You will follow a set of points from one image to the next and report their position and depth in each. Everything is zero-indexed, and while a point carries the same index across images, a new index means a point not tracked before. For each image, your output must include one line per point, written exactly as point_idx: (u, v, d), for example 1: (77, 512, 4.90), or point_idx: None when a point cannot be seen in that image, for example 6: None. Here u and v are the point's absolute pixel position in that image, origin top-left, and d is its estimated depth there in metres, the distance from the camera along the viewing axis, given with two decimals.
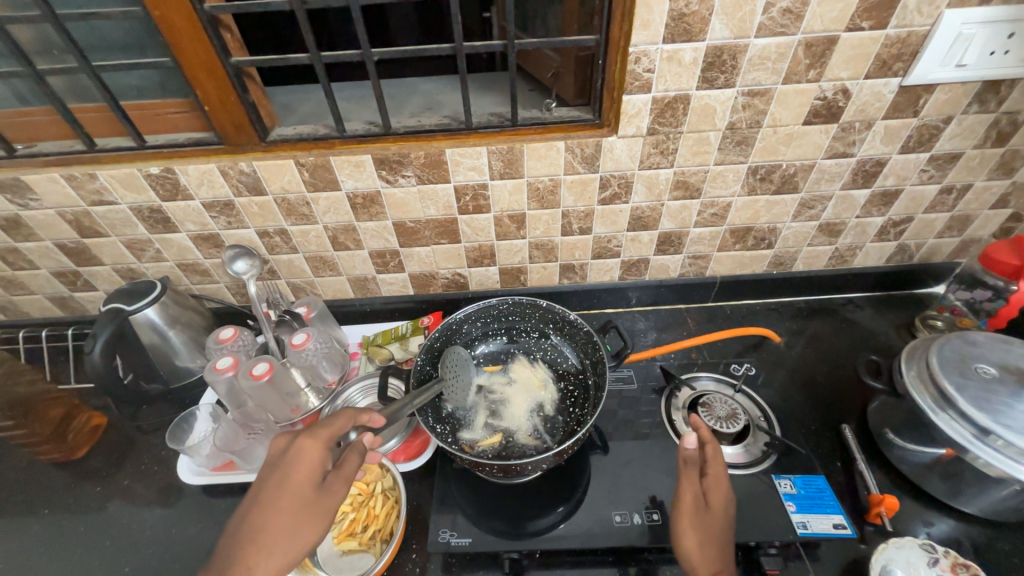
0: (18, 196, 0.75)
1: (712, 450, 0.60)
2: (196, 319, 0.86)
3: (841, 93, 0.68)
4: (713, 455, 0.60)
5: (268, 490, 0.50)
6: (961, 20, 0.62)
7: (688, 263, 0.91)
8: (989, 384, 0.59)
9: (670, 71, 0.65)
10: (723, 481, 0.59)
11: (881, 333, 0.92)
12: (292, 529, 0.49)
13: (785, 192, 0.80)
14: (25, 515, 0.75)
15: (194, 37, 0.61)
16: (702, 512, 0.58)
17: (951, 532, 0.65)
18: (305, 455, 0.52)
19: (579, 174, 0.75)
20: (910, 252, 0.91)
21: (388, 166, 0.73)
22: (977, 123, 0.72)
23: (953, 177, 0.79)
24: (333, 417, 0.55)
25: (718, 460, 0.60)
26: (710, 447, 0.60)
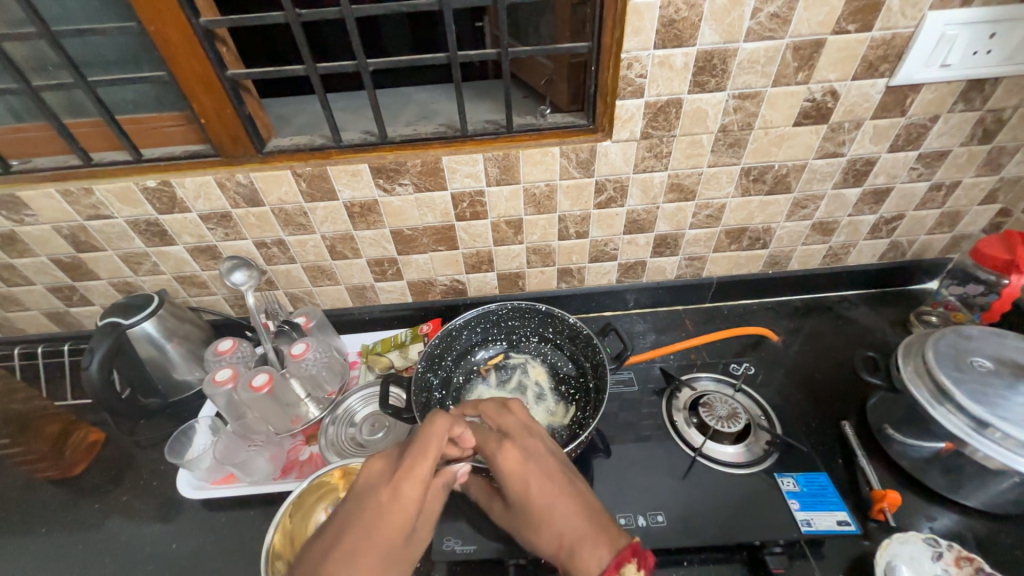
0: (14, 212, 0.75)
1: (493, 414, 0.61)
2: (194, 332, 0.86)
3: (829, 94, 0.70)
4: (510, 414, 0.61)
5: (360, 533, 0.45)
6: (943, 22, 0.63)
7: (684, 264, 0.92)
8: (985, 377, 0.59)
9: (662, 76, 0.66)
10: (486, 440, 0.57)
11: (877, 330, 0.93)
12: None
13: (778, 193, 0.81)
14: (23, 534, 0.74)
15: (191, 51, 0.62)
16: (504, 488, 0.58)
17: (954, 526, 0.65)
18: (407, 492, 0.47)
19: (575, 178, 0.76)
20: (902, 249, 0.92)
21: (385, 174, 0.73)
22: (962, 121, 0.74)
23: (942, 174, 0.80)
24: (431, 437, 0.51)
25: (495, 422, 0.59)
26: (492, 415, 0.61)
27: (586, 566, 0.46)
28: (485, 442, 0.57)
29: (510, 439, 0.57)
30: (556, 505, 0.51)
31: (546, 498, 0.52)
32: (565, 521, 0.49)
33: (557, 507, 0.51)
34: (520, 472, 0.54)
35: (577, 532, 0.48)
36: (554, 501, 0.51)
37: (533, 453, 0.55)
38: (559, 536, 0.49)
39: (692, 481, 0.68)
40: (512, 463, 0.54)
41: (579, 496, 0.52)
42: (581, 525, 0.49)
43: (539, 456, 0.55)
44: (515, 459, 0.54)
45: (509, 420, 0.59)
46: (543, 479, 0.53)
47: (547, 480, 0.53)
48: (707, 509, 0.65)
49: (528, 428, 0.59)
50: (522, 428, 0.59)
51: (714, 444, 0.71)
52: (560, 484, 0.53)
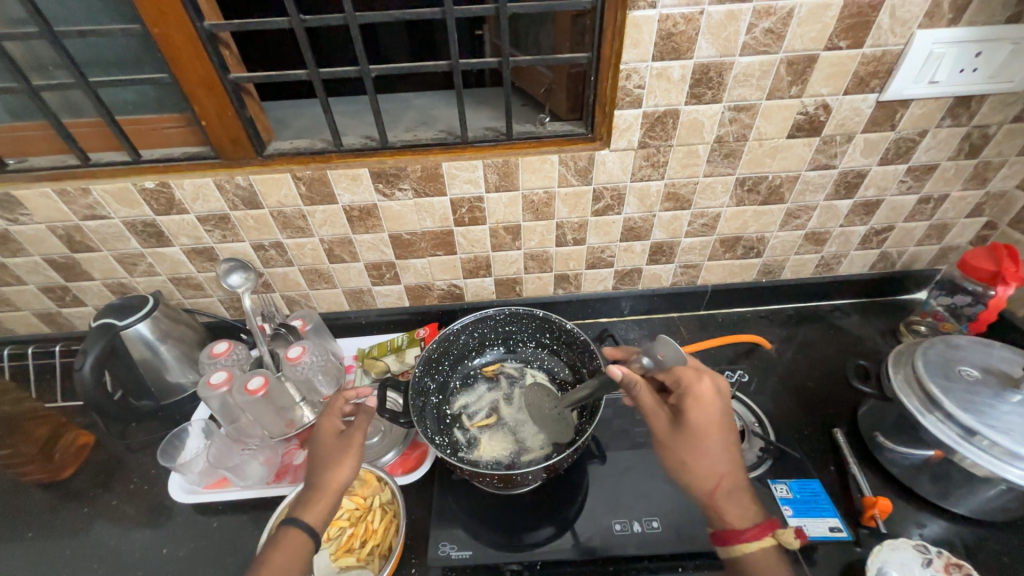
0: (8, 211, 0.74)
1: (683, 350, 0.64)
2: (188, 333, 0.85)
3: (822, 108, 0.71)
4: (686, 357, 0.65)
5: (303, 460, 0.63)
6: (931, 40, 0.65)
7: (680, 272, 0.93)
8: (973, 386, 0.61)
9: (660, 87, 0.68)
10: (688, 368, 0.61)
11: (868, 338, 0.94)
12: (322, 474, 0.59)
13: (771, 203, 0.83)
14: (7, 538, 0.72)
15: (194, 53, 0.62)
16: (673, 406, 0.61)
17: (944, 533, 0.66)
18: (322, 420, 0.64)
19: (573, 186, 0.77)
20: (892, 260, 0.94)
21: (385, 179, 0.74)
22: (950, 135, 0.76)
23: (930, 188, 0.82)
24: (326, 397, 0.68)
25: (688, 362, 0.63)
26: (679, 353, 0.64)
27: (738, 514, 0.57)
28: (681, 381, 0.61)
29: (708, 375, 0.62)
30: (726, 451, 0.59)
31: (722, 443, 0.59)
32: (729, 470, 0.58)
33: (726, 455, 0.59)
34: (710, 405, 0.60)
35: (737, 483, 0.58)
36: (725, 448, 0.59)
37: (720, 395, 0.61)
38: (723, 478, 0.58)
39: None
40: (708, 395, 0.60)
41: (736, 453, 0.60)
42: (740, 483, 0.58)
43: (723, 400, 0.61)
44: (712, 394, 0.60)
45: (696, 361, 0.64)
46: (723, 420, 0.60)
47: (725, 428, 0.59)
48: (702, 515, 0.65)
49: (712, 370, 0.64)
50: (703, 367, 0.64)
51: None
52: (729, 434, 0.60)
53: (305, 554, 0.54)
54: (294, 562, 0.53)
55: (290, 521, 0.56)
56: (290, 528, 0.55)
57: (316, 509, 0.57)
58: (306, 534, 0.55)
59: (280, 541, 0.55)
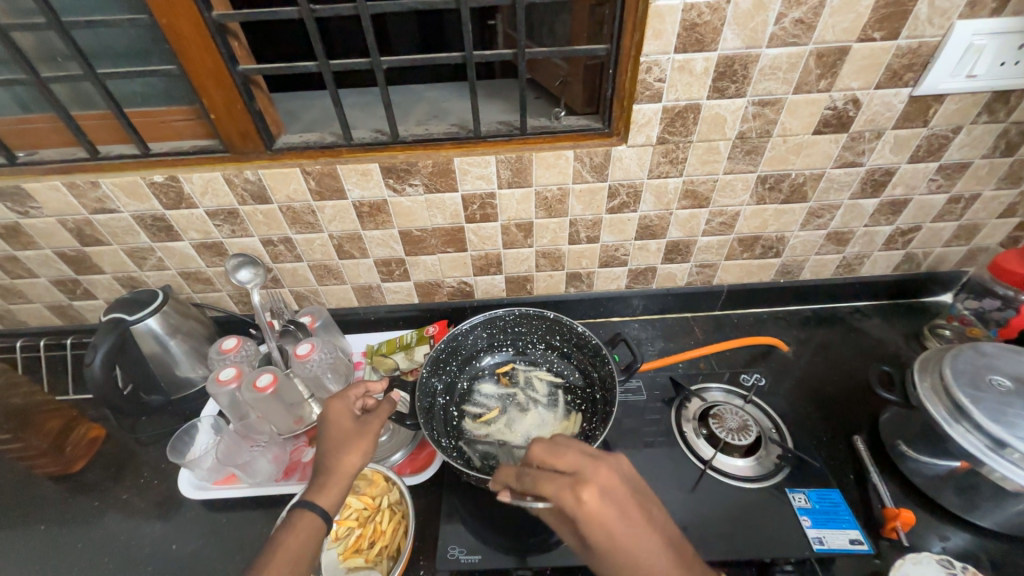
0: (19, 204, 0.74)
1: (546, 458, 0.48)
2: (198, 328, 0.85)
3: (851, 102, 0.68)
4: (565, 449, 0.48)
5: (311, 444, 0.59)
6: (972, 31, 0.62)
7: (695, 272, 0.90)
8: (1005, 397, 0.58)
9: (682, 81, 0.65)
10: (558, 485, 0.45)
11: (890, 342, 0.91)
12: (334, 461, 0.56)
13: (793, 202, 0.80)
14: (20, 528, 0.73)
15: (202, 45, 0.61)
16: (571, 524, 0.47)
17: (968, 547, 0.64)
18: (334, 408, 0.60)
19: (587, 183, 0.75)
20: (917, 261, 0.91)
21: (396, 175, 0.72)
22: (986, 132, 0.72)
23: (961, 187, 0.79)
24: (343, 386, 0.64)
25: (557, 466, 0.47)
26: (545, 459, 0.48)
27: None
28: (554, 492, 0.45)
29: (587, 481, 0.45)
30: (641, 549, 0.43)
31: (633, 545, 0.43)
32: (648, 567, 0.43)
33: (645, 550, 0.43)
34: (602, 516, 0.43)
35: (668, 572, 0.43)
36: (638, 547, 0.43)
37: (613, 492, 0.45)
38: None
39: (701, 494, 0.67)
40: (593, 505, 0.44)
41: (658, 532, 0.45)
42: (669, 567, 0.43)
43: (621, 498, 0.45)
44: (600, 507, 0.43)
45: (569, 459, 0.47)
46: (626, 525, 0.44)
47: (638, 528, 0.44)
48: (716, 523, 0.64)
49: (595, 460, 0.47)
50: (588, 461, 0.47)
51: (723, 455, 0.70)
52: (639, 524, 0.44)
53: (317, 538, 0.52)
54: (309, 548, 0.51)
55: (305, 505, 0.53)
56: (303, 513, 0.52)
57: (330, 494, 0.54)
58: (321, 519, 0.52)
59: (294, 523, 0.52)
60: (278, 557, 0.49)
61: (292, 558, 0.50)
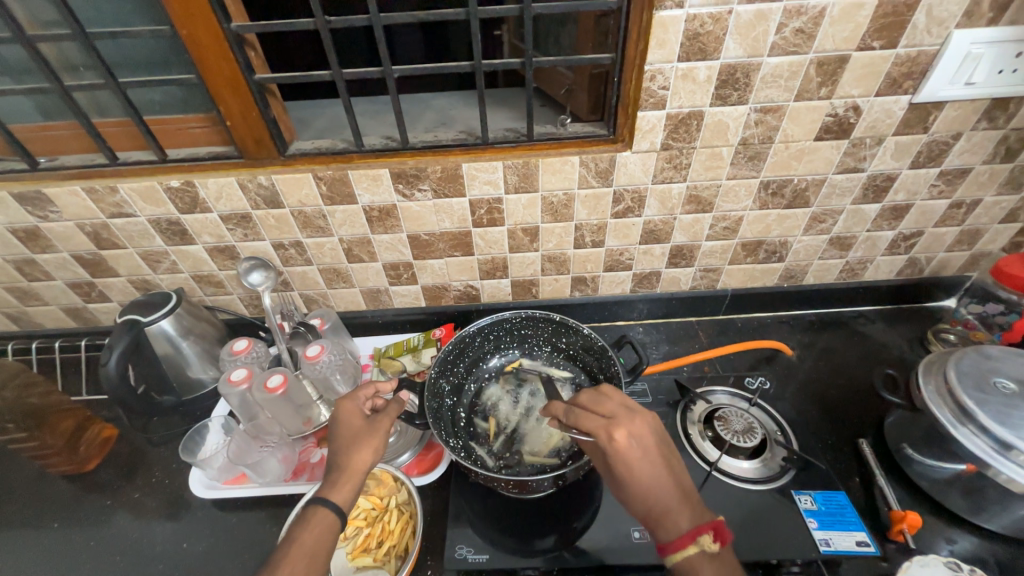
0: (39, 208, 0.76)
1: (588, 406, 0.56)
2: (209, 330, 0.86)
3: (852, 109, 0.70)
4: (606, 400, 0.56)
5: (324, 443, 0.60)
6: (969, 40, 0.63)
7: (699, 276, 0.91)
8: (1010, 399, 0.58)
9: (685, 88, 0.67)
10: (596, 422, 0.53)
11: (893, 346, 0.92)
12: (348, 457, 0.57)
13: (796, 207, 0.81)
14: (34, 526, 0.74)
15: (221, 56, 0.63)
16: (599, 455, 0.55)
17: (975, 550, 0.63)
18: (346, 407, 0.61)
19: (593, 188, 0.76)
20: (920, 266, 0.92)
21: (405, 180, 0.74)
22: (985, 139, 0.73)
23: (963, 192, 0.80)
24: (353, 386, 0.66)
25: (597, 411, 0.55)
26: (589, 406, 0.56)
27: (669, 531, 0.49)
28: (591, 429, 0.53)
29: (621, 425, 0.53)
30: (653, 480, 0.51)
31: (648, 475, 0.51)
32: (658, 495, 0.51)
33: (656, 482, 0.51)
34: (629, 451, 0.52)
35: (671, 502, 0.50)
36: (652, 479, 0.51)
37: (641, 437, 0.53)
38: (651, 503, 0.51)
39: (706, 496, 0.67)
40: (623, 442, 0.52)
41: (675, 474, 0.53)
42: (673, 500, 0.51)
43: (647, 442, 0.53)
44: (627, 443, 0.52)
45: (609, 408, 0.55)
46: (645, 460, 0.52)
47: (653, 462, 0.52)
48: (723, 524, 0.64)
49: (631, 411, 0.55)
50: (625, 411, 0.55)
51: (729, 457, 0.71)
52: (659, 462, 0.52)
53: (331, 533, 0.52)
54: (323, 544, 0.51)
55: (319, 502, 0.53)
56: (317, 509, 0.53)
57: (343, 491, 0.55)
58: (335, 515, 0.53)
59: (307, 520, 0.52)
60: (294, 553, 0.50)
61: (307, 553, 0.50)
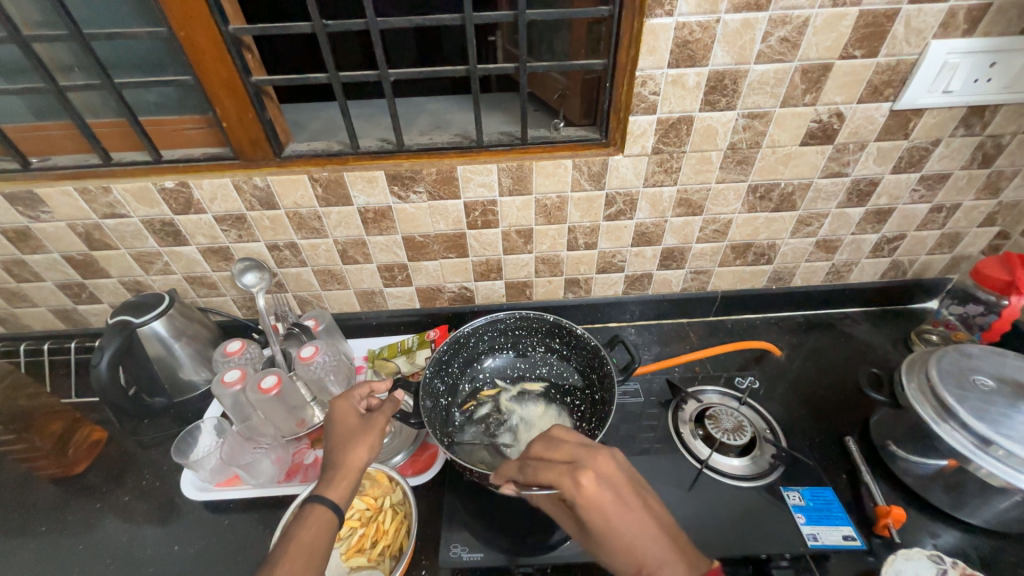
0: (30, 208, 0.75)
1: (543, 453, 0.51)
2: (202, 332, 0.86)
3: (836, 116, 0.72)
4: (562, 442, 0.52)
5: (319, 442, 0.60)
6: (946, 50, 0.66)
7: (690, 278, 0.93)
8: (987, 396, 0.60)
9: (675, 94, 0.68)
10: (556, 471, 0.48)
11: (878, 346, 0.94)
12: (343, 456, 0.57)
13: (783, 210, 0.83)
14: (20, 531, 0.73)
15: (218, 58, 0.63)
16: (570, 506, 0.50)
17: (958, 544, 0.65)
18: (340, 407, 0.61)
19: (585, 191, 0.78)
20: (903, 268, 0.94)
21: (401, 182, 0.75)
22: (963, 145, 0.76)
23: (943, 197, 0.83)
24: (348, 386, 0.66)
25: (555, 457, 0.50)
26: (543, 454, 0.51)
27: None
28: (552, 480, 0.48)
29: (585, 467, 0.48)
30: (636, 530, 0.46)
31: (628, 525, 0.46)
32: (645, 548, 0.46)
33: (642, 532, 0.46)
34: (598, 498, 0.47)
35: (662, 555, 0.45)
36: (633, 529, 0.46)
37: (610, 479, 0.48)
38: (638, 557, 0.45)
39: (698, 493, 0.68)
40: (590, 488, 0.47)
41: (657, 520, 0.48)
42: (664, 550, 0.46)
43: (619, 485, 0.48)
44: (596, 489, 0.47)
45: (568, 450, 0.50)
46: (621, 508, 0.47)
47: (633, 506, 0.47)
48: (713, 520, 0.65)
49: (592, 449, 0.50)
50: (584, 450, 0.50)
51: (719, 455, 0.72)
52: (635, 507, 0.47)
53: (329, 529, 0.53)
54: (320, 540, 0.52)
55: (316, 498, 0.54)
56: (314, 506, 0.53)
57: (339, 487, 0.55)
58: (332, 511, 0.53)
59: (304, 517, 0.52)
60: (292, 548, 0.50)
61: (305, 549, 0.50)
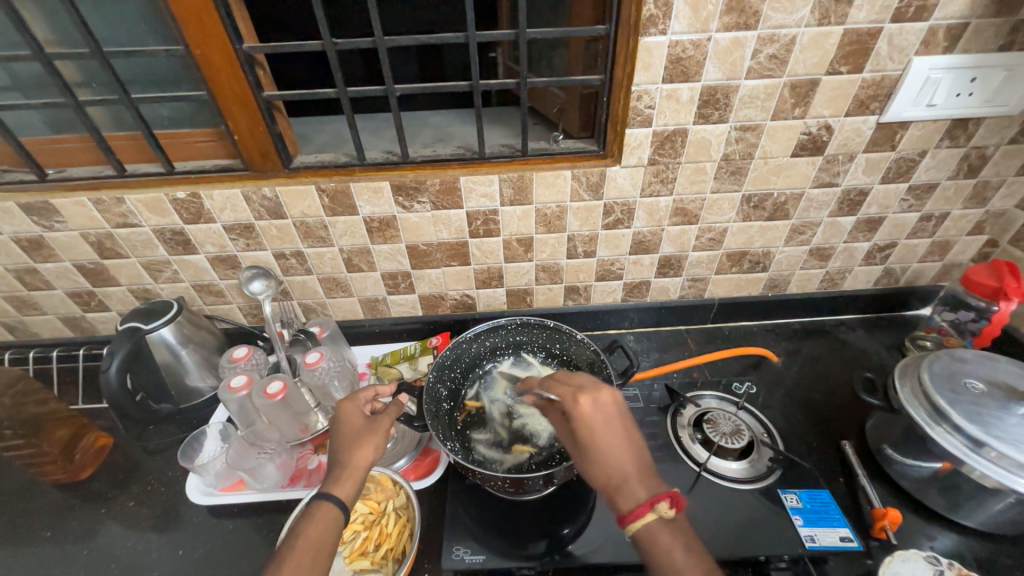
0: (45, 218, 0.78)
1: (564, 376, 0.60)
2: (209, 339, 0.87)
3: (825, 129, 0.75)
4: (580, 374, 0.60)
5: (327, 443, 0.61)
6: (928, 66, 0.69)
7: (687, 285, 0.95)
8: (979, 399, 0.62)
9: (670, 108, 0.71)
10: (564, 390, 0.56)
11: (873, 352, 0.96)
12: (349, 454, 0.58)
13: (777, 219, 0.85)
14: (25, 537, 0.73)
15: (231, 74, 0.66)
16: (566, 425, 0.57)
17: (955, 546, 0.66)
18: (346, 409, 0.63)
19: (584, 201, 0.80)
20: (896, 276, 0.96)
21: (405, 193, 0.77)
22: (949, 156, 0.79)
23: (931, 206, 0.85)
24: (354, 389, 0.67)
25: (567, 380, 0.58)
26: (564, 377, 0.60)
27: (629, 498, 0.50)
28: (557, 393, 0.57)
29: (587, 392, 0.55)
30: (613, 447, 0.52)
31: (609, 442, 0.53)
32: (620, 462, 0.52)
33: (618, 450, 0.52)
34: (592, 415, 0.54)
35: (632, 472, 0.51)
36: (613, 445, 0.53)
37: (606, 405, 0.55)
38: (611, 469, 0.52)
39: (697, 496, 0.69)
40: (587, 406, 0.54)
41: (637, 447, 0.54)
42: (632, 469, 0.52)
43: (611, 411, 0.54)
44: (589, 407, 0.54)
45: (579, 380, 0.58)
46: (609, 428, 0.53)
47: (618, 428, 0.54)
48: (712, 523, 0.66)
49: (599, 382, 0.57)
50: (593, 381, 0.57)
51: (717, 459, 0.73)
52: (620, 429, 0.54)
53: (336, 527, 0.54)
54: (327, 538, 0.52)
55: (322, 497, 0.55)
56: (320, 505, 0.54)
57: (346, 487, 0.56)
58: (339, 510, 0.54)
59: (311, 515, 0.53)
60: (299, 546, 0.51)
61: (312, 546, 0.51)
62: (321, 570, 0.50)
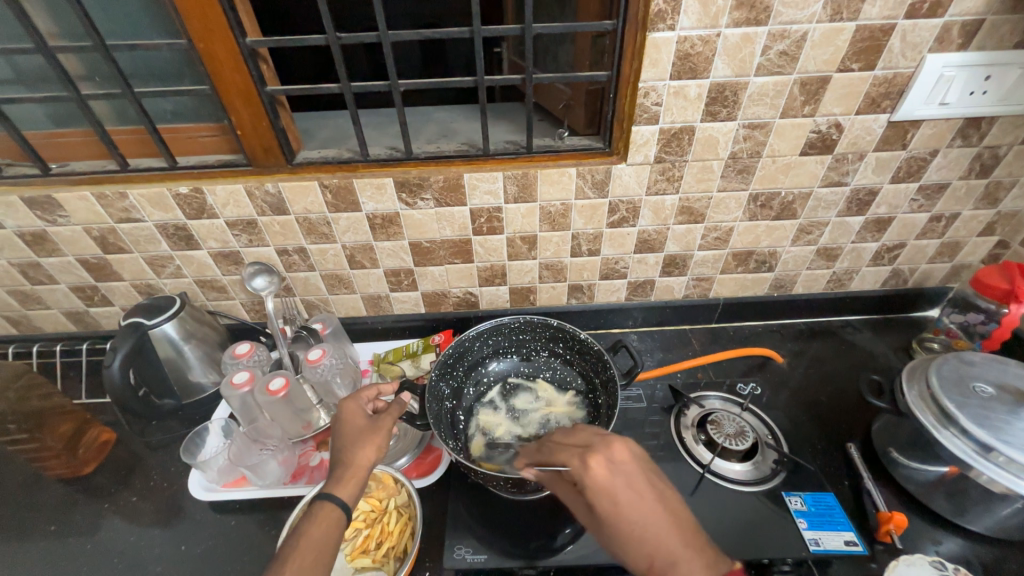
0: (48, 213, 0.77)
1: (564, 440, 0.56)
2: (211, 334, 0.87)
3: (835, 127, 0.73)
4: (583, 433, 0.55)
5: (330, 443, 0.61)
6: (941, 63, 0.67)
7: (692, 285, 0.94)
8: (988, 403, 0.61)
9: (677, 105, 0.70)
10: (571, 456, 0.51)
11: (880, 354, 0.95)
12: (352, 454, 0.58)
13: (784, 218, 0.84)
14: (29, 530, 0.74)
15: (234, 67, 0.66)
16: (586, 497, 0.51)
17: (960, 551, 0.65)
18: (349, 408, 0.63)
19: (589, 199, 0.79)
20: (904, 277, 0.95)
21: (408, 189, 0.77)
22: (961, 156, 0.77)
23: (942, 206, 0.84)
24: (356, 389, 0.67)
25: (571, 444, 0.53)
26: (565, 441, 0.55)
27: None
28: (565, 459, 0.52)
29: (597, 452, 0.50)
30: (645, 519, 0.46)
31: (638, 513, 0.46)
32: (658, 538, 0.45)
33: (653, 523, 0.46)
34: (610, 483, 0.48)
35: (679, 551, 0.44)
36: (645, 517, 0.46)
37: (622, 464, 0.49)
38: (651, 548, 0.45)
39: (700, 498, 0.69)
40: (601, 472, 0.49)
41: (675, 515, 0.47)
42: (677, 543, 0.44)
43: (633, 473, 0.49)
44: (605, 473, 0.48)
45: (584, 438, 0.54)
46: (634, 495, 0.47)
47: (646, 495, 0.47)
48: (715, 525, 0.66)
49: (607, 438, 0.52)
50: (599, 438, 0.53)
51: (720, 461, 0.72)
52: (648, 496, 0.47)
53: (338, 526, 0.53)
54: (329, 537, 0.52)
55: (324, 496, 0.54)
56: (323, 504, 0.54)
57: (348, 486, 0.56)
58: (341, 510, 0.54)
59: (314, 515, 0.53)
60: (302, 546, 0.50)
61: (314, 546, 0.51)
62: (323, 570, 0.50)
